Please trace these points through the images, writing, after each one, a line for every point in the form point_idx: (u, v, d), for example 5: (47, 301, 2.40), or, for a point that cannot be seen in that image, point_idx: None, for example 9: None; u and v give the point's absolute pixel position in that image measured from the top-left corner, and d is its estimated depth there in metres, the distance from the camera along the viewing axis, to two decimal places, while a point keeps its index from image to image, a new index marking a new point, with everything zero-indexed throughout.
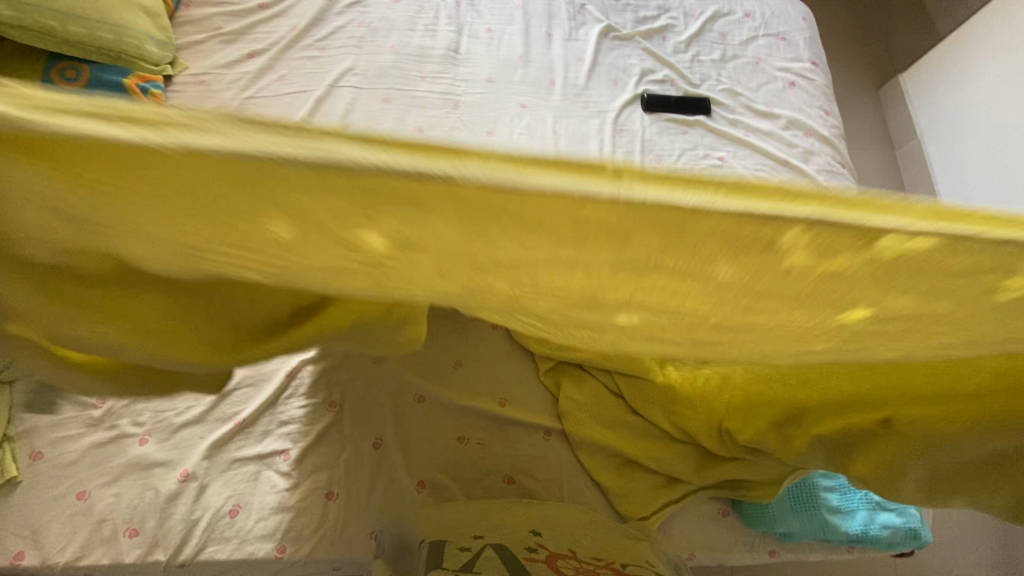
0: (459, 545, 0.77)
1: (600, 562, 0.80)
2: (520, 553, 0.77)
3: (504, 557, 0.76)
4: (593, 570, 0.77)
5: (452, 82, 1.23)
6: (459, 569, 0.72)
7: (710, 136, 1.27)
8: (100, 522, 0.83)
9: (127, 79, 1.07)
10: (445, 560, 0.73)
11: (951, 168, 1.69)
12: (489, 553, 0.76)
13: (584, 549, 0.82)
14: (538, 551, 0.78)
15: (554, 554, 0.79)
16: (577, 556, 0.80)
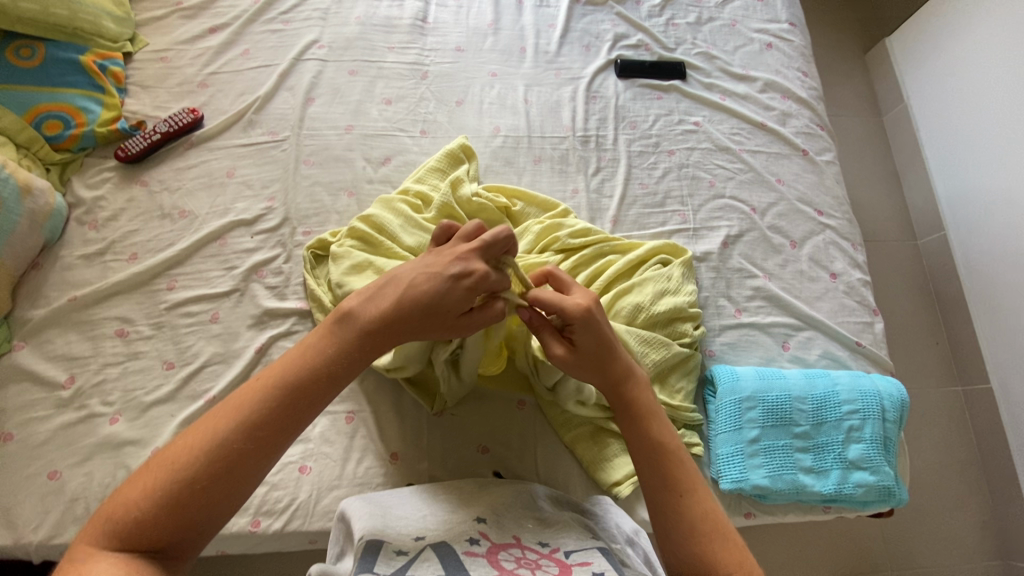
0: (394, 547, 0.62)
1: (544, 549, 0.66)
2: (459, 546, 0.64)
3: (442, 554, 0.61)
4: (537, 561, 0.63)
5: (420, 52, 1.21)
6: (391, 572, 0.57)
7: (685, 101, 1.25)
8: (73, 501, 0.83)
9: (83, 56, 1.05)
10: (375, 563, 0.58)
11: (938, 129, 1.65)
12: (425, 554, 0.61)
13: (529, 534, 0.69)
14: (479, 544, 0.65)
15: (497, 546, 0.66)
16: (521, 545, 0.67)
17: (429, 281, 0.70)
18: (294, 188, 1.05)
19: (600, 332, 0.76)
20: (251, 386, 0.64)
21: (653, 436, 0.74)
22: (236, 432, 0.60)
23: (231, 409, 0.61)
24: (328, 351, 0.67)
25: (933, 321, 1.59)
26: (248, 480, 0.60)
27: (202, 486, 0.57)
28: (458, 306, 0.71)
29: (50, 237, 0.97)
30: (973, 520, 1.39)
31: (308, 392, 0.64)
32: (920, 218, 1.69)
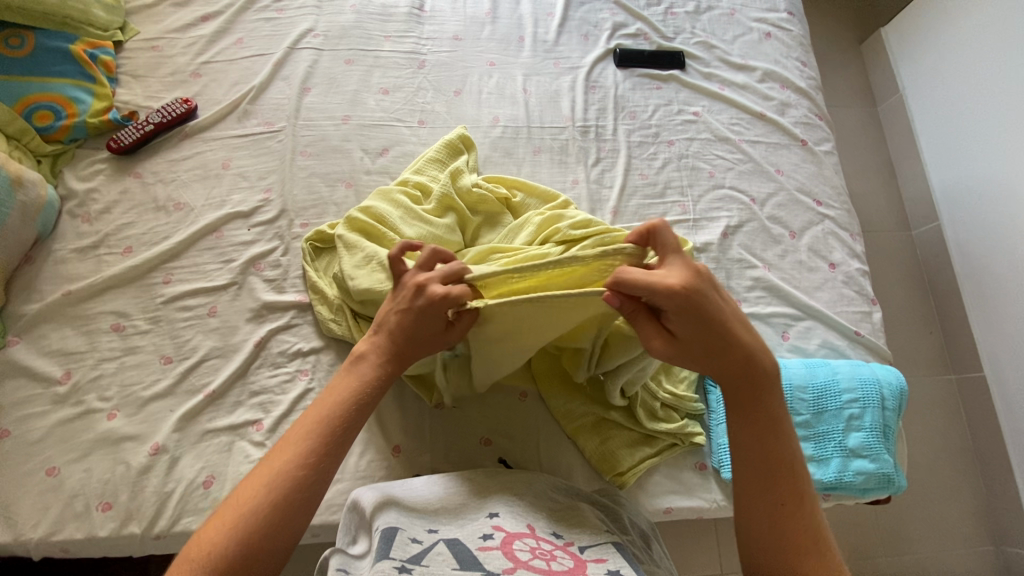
0: (408, 536, 0.62)
1: (558, 540, 0.66)
2: (473, 541, 0.63)
3: (457, 549, 0.61)
4: (551, 552, 0.63)
5: (417, 41, 1.19)
6: (406, 559, 0.57)
7: (684, 91, 1.24)
8: (72, 498, 0.82)
9: (73, 44, 1.03)
10: (391, 551, 0.58)
11: (933, 119, 1.65)
12: (439, 547, 0.61)
13: (543, 524, 0.69)
14: (493, 536, 0.64)
15: (512, 535, 0.65)
16: (535, 535, 0.66)
17: (408, 312, 0.74)
18: (291, 179, 1.04)
19: (699, 322, 0.67)
20: (293, 430, 0.69)
21: (759, 434, 0.69)
22: (293, 464, 0.65)
23: (280, 452, 0.67)
24: (354, 386, 0.73)
25: (928, 310, 1.60)
26: (309, 507, 0.65)
27: (273, 519, 0.62)
28: (434, 326, 0.74)
29: (43, 230, 0.95)
30: (966, 506, 1.42)
31: (346, 421, 0.70)
32: (914, 208, 1.70)
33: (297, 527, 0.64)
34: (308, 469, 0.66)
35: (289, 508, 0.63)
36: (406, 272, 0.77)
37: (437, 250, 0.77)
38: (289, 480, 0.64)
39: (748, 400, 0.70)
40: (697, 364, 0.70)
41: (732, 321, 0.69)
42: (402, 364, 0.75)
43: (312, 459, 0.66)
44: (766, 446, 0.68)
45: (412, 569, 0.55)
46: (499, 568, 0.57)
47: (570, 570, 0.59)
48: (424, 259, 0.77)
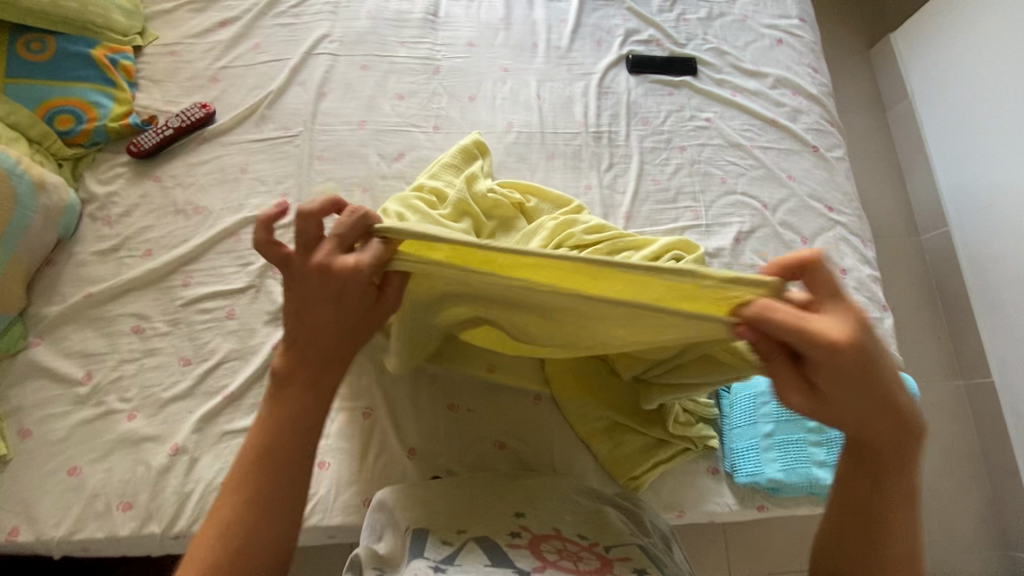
0: (439, 535, 0.66)
1: (584, 541, 0.68)
2: (502, 540, 0.64)
3: (488, 546, 0.64)
4: (578, 553, 0.65)
5: (432, 47, 1.21)
6: (441, 558, 0.62)
7: (697, 97, 1.25)
8: (93, 497, 0.83)
9: (94, 49, 1.04)
10: (426, 551, 0.62)
11: (941, 125, 1.66)
12: (470, 545, 0.63)
13: (568, 525, 0.70)
14: (522, 536, 0.65)
15: (539, 535, 0.66)
16: (562, 536, 0.67)
17: (324, 295, 0.64)
18: (307, 183, 1.05)
19: (853, 376, 0.56)
20: (234, 472, 0.62)
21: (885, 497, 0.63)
22: (250, 496, 0.61)
23: (231, 490, 0.62)
24: (296, 395, 0.65)
25: (937, 315, 1.60)
26: (288, 526, 0.61)
27: (248, 553, 0.58)
28: (362, 298, 0.66)
29: (64, 233, 0.96)
30: (974, 512, 1.42)
31: (296, 435, 0.64)
32: (923, 214, 1.70)
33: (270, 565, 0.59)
34: (265, 496, 0.61)
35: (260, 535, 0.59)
36: (293, 253, 0.66)
37: (305, 209, 0.65)
38: (248, 512, 0.60)
39: (883, 460, 0.62)
40: (841, 421, 0.60)
41: (894, 381, 0.58)
42: (333, 365, 0.67)
43: (268, 485, 0.61)
44: (889, 509, 0.63)
45: (446, 568, 0.60)
46: (530, 566, 0.60)
47: (598, 570, 0.62)
48: (307, 232, 0.66)
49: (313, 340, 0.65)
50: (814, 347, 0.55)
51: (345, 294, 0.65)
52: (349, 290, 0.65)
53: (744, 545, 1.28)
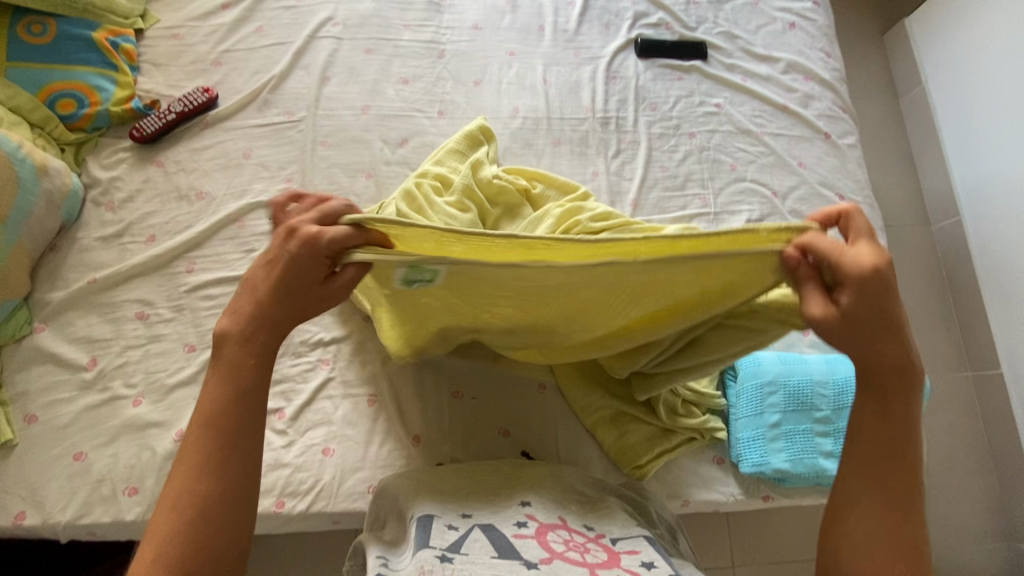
0: (444, 522, 0.63)
1: (590, 533, 0.66)
2: (508, 529, 0.63)
3: (493, 536, 0.61)
4: (585, 544, 0.63)
5: (437, 30, 1.18)
6: (446, 547, 0.58)
7: (706, 82, 1.23)
8: (99, 482, 0.83)
9: (95, 32, 1.03)
10: (430, 538, 0.59)
11: (955, 111, 1.62)
12: (475, 534, 0.62)
13: (573, 516, 0.69)
14: (527, 526, 0.64)
15: (545, 526, 0.65)
16: (569, 526, 0.66)
17: (279, 266, 0.67)
18: (311, 169, 1.04)
19: (878, 304, 0.59)
20: (187, 438, 0.63)
21: (895, 428, 0.62)
22: (198, 473, 0.61)
23: (183, 460, 0.62)
24: (242, 371, 0.66)
25: (947, 306, 1.58)
26: (233, 512, 0.61)
27: (190, 532, 0.59)
28: (312, 276, 0.67)
29: (67, 219, 0.96)
30: (980, 503, 1.41)
31: (244, 413, 0.64)
32: (935, 203, 1.67)
33: (236, 519, 0.61)
34: (212, 472, 0.61)
35: (201, 515, 0.59)
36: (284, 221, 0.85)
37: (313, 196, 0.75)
38: (195, 485, 0.60)
39: (896, 417, 0.62)
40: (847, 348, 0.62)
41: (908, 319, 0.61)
42: (285, 327, 0.69)
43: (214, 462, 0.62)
44: (899, 437, 0.62)
45: (453, 557, 0.56)
46: (536, 558, 0.57)
47: (605, 562, 0.59)
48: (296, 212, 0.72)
49: (263, 306, 0.68)
50: (850, 267, 0.59)
51: (294, 269, 0.66)
52: (306, 262, 0.66)
53: (748, 534, 1.28)
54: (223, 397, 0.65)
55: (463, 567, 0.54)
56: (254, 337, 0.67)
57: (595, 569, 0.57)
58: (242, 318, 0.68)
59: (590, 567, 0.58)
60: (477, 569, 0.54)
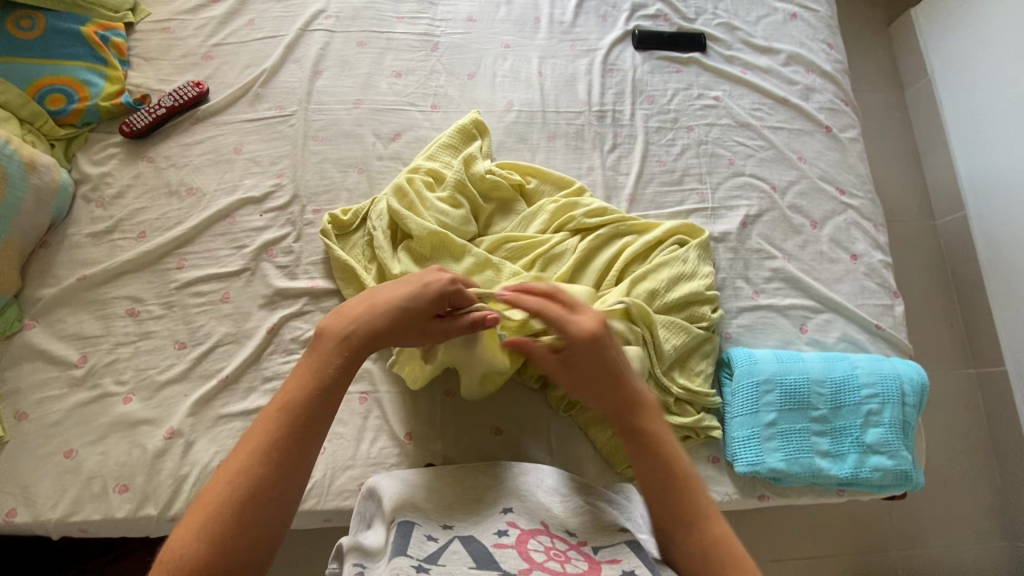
0: (424, 532, 0.63)
1: (572, 539, 0.66)
2: (488, 539, 0.64)
3: (472, 549, 0.62)
4: (566, 553, 0.63)
5: (430, 22, 1.17)
6: (423, 557, 0.58)
7: (705, 74, 1.20)
8: (90, 479, 0.83)
9: (84, 26, 1.02)
10: (409, 547, 0.59)
11: (960, 104, 1.59)
12: (455, 544, 0.62)
13: (558, 522, 0.70)
14: (508, 534, 0.65)
15: (527, 534, 0.66)
16: (550, 533, 0.67)
17: (410, 288, 0.73)
18: (303, 164, 1.03)
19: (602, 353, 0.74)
20: (259, 420, 0.63)
21: (660, 465, 0.68)
22: (259, 459, 0.60)
23: (249, 441, 0.61)
24: (320, 366, 0.66)
25: (950, 303, 1.56)
26: (279, 509, 0.59)
27: (235, 519, 0.57)
28: (431, 313, 0.73)
29: (57, 215, 0.95)
30: (982, 502, 1.39)
31: (320, 418, 0.64)
32: (940, 197, 1.64)
33: (272, 528, 0.58)
34: (275, 466, 0.60)
35: (251, 505, 0.58)
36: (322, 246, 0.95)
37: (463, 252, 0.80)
38: (254, 473, 0.59)
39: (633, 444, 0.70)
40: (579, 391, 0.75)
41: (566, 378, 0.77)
42: (379, 345, 0.70)
43: (281, 458, 0.61)
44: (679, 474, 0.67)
45: (429, 568, 0.57)
46: (514, 569, 0.58)
47: (584, 572, 0.60)
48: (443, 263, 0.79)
49: (373, 320, 0.70)
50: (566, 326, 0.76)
51: (422, 300, 0.73)
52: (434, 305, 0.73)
53: (745, 531, 1.28)
54: (302, 388, 0.65)
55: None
56: (350, 344, 0.68)
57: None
58: (348, 319, 0.69)
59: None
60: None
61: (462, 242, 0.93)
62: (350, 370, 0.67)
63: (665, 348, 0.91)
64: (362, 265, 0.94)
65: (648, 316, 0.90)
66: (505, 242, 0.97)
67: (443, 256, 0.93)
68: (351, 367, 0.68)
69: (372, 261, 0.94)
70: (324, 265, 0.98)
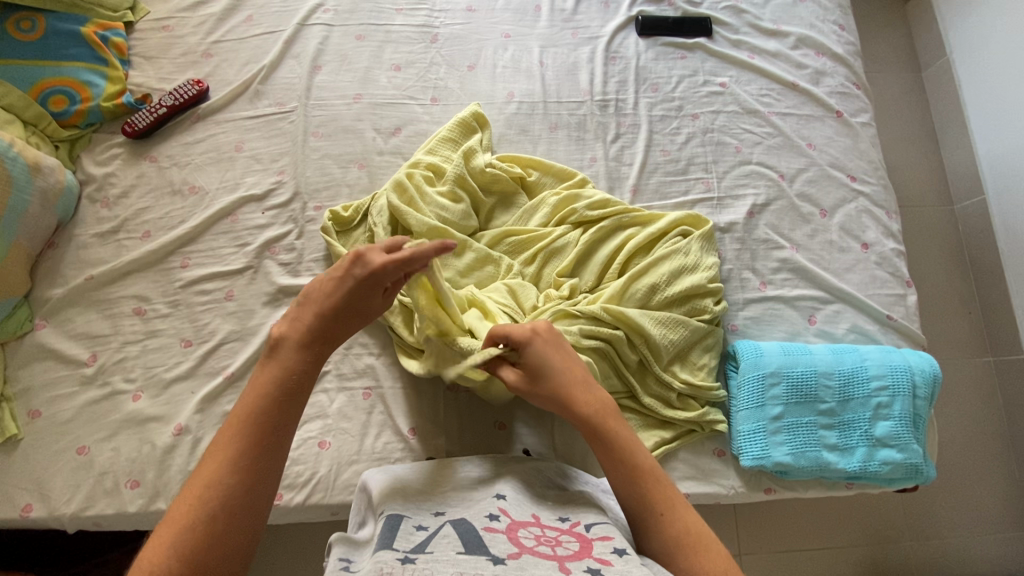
0: (413, 523, 0.63)
1: (565, 523, 0.66)
2: (479, 523, 0.64)
3: (462, 531, 0.61)
4: (557, 538, 0.63)
5: (429, 13, 1.15)
6: (409, 549, 0.57)
7: (711, 60, 1.17)
8: (102, 475, 0.85)
9: (84, 26, 1.02)
10: (395, 539, 0.59)
11: (979, 83, 1.53)
12: (445, 529, 0.62)
13: (548, 511, 0.69)
14: (499, 520, 0.64)
15: (517, 523, 0.65)
16: (541, 523, 0.66)
17: (345, 282, 0.73)
18: (303, 161, 1.03)
19: (555, 363, 0.76)
20: (218, 438, 0.65)
21: (622, 460, 0.71)
22: (225, 472, 0.62)
23: (210, 454, 0.64)
24: (278, 375, 0.69)
25: (968, 290, 1.52)
26: (248, 518, 0.62)
27: (203, 535, 0.58)
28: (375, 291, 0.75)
29: (64, 216, 0.96)
30: (999, 492, 1.37)
31: (281, 427, 0.67)
32: (957, 181, 1.59)
33: (242, 537, 0.61)
34: (237, 478, 0.62)
35: (218, 517, 0.60)
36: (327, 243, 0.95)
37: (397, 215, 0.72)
38: (217, 486, 0.61)
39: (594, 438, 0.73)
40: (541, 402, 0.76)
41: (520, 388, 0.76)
42: (334, 342, 0.74)
43: (243, 469, 0.63)
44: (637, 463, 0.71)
45: (415, 558, 0.55)
46: (504, 553, 0.57)
47: (575, 553, 0.59)
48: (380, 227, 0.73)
49: (320, 321, 0.72)
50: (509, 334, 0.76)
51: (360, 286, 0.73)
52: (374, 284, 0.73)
53: (754, 523, 1.28)
54: (256, 398, 0.67)
55: (424, 565, 0.53)
56: (309, 350, 0.71)
57: (562, 561, 0.57)
58: (298, 323, 0.73)
59: (559, 560, 0.57)
60: (438, 567, 0.53)
61: (461, 237, 0.93)
62: (305, 373, 0.70)
63: (663, 343, 0.90)
64: None
65: (623, 316, 0.89)
66: (505, 238, 0.97)
67: (443, 252, 0.93)
68: (304, 371, 0.70)
69: None
70: (325, 262, 0.98)
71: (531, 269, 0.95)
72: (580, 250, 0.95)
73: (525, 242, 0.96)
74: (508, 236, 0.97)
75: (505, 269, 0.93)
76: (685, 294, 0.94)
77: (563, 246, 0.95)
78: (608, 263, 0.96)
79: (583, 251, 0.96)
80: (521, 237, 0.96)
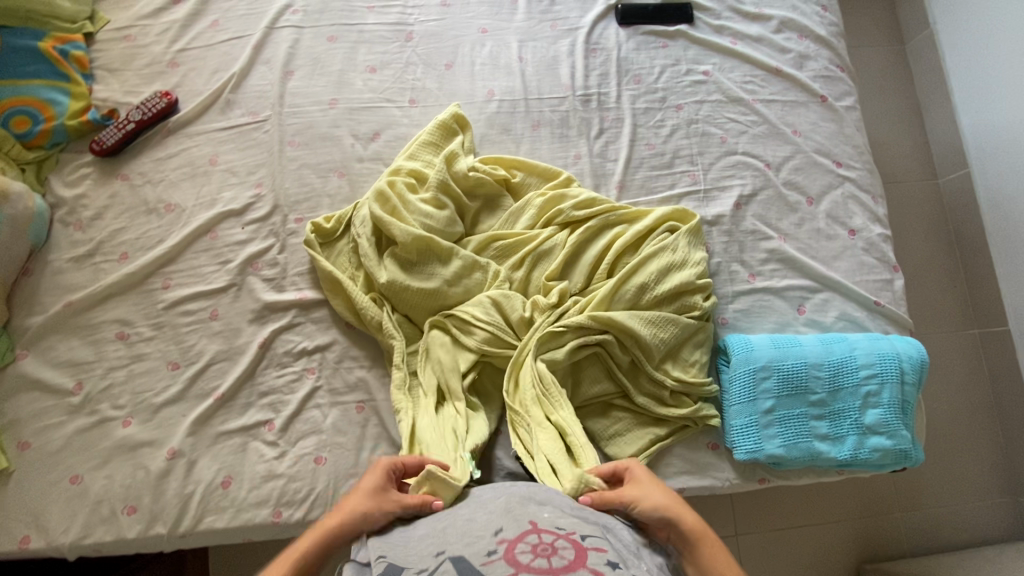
0: (414, 570, 0.60)
1: (559, 529, 0.63)
2: (476, 557, 0.59)
3: (461, 566, 0.58)
4: (553, 544, 0.60)
5: (403, 11, 1.12)
6: None
7: (693, 48, 1.15)
8: (97, 504, 0.84)
9: (42, 41, 0.98)
10: None
11: (961, 55, 1.51)
12: (443, 566, 0.58)
13: (543, 513, 0.66)
14: (494, 547, 0.60)
15: (513, 539, 0.61)
16: (536, 529, 0.62)
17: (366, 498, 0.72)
18: (281, 172, 1.00)
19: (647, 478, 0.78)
20: None
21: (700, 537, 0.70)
22: None
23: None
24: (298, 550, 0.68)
25: (952, 266, 1.53)
26: None
27: None
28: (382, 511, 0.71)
29: (36, 242, 0.94)
30: (986, 463, 1.40)
31: None
32: (942, 156, 1.59)
33: None
34: None
35: None
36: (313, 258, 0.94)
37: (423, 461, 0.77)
38: None
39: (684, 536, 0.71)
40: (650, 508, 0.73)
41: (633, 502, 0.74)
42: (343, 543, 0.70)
43: None
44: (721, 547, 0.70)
45: None
46: None
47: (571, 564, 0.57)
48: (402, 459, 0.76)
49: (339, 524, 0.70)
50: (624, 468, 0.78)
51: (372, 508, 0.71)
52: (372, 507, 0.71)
53: (751, 507, 1.31)
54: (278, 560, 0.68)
55: None
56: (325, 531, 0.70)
57: None
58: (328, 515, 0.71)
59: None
60: None
61: (448, 245, 0.91)
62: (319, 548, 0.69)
63: (654, 342, 0.90)
64: (352, 277, 0.94)
65: (611, 318, 0.88)
66: (492, 243, 0.95)
67: (431, 260, 0.92)
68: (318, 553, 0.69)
69: (363, 271, 0.93)
70: (311, 276, 0.96)
71: (518, 273, 0.94)
72: (568, 251, 0.94)
73: (511, 246, 0.95)
74: (493, 241, 0.96)
75: (493, 276, 0.92)
76: (674, 292, 0.94)
77: (551, 248, 0.94)
78: (597, 263, 0.95)
79: (571, 253, 0.95)
80: (508, 240, 0.95)
